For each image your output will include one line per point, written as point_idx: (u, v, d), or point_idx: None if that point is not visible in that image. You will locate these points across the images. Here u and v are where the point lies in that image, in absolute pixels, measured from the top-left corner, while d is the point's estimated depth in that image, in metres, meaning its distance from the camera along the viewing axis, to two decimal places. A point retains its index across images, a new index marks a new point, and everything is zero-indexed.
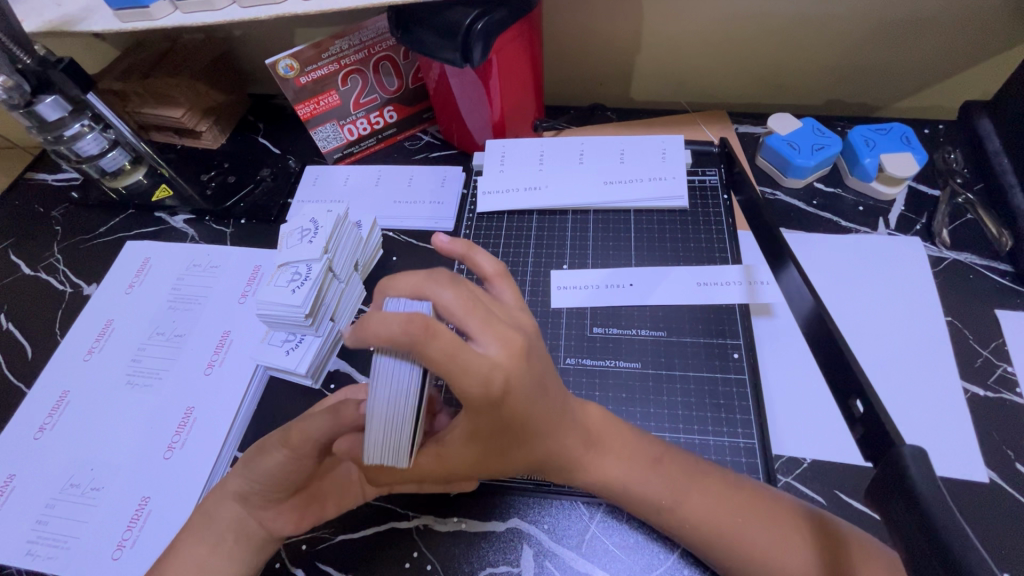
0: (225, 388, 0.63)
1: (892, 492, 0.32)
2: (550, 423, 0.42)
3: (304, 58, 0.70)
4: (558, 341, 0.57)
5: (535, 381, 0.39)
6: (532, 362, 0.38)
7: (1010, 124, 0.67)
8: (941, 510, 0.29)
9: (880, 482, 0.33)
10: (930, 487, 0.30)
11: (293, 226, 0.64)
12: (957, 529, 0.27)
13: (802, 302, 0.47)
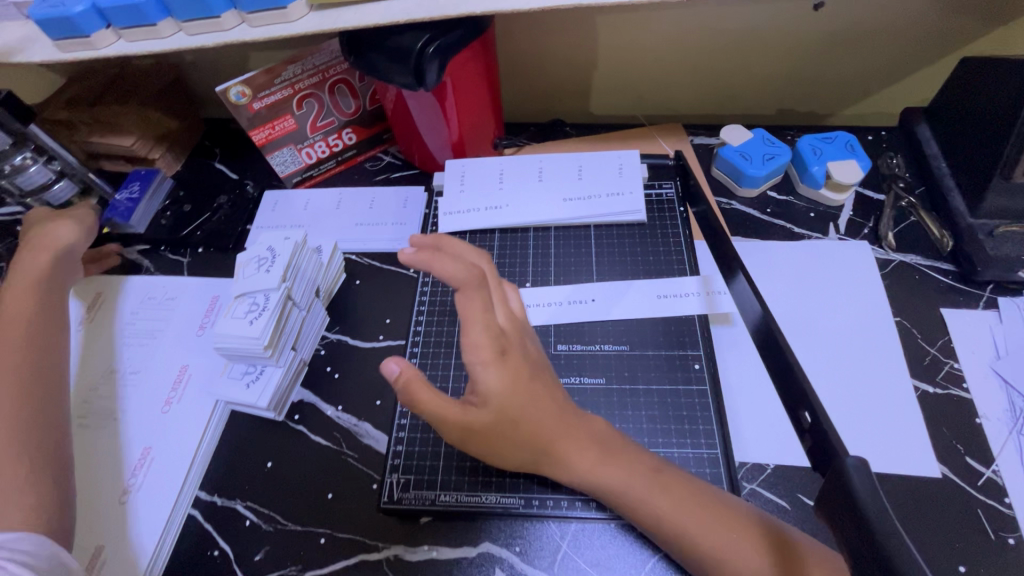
0: (184, 425, 0.61)
1: (842, 506, 0.32)
2: (536, 423, 0.45)
3: (256, 84, 0.68)
4: None
5: (529, 359, 0.46)
6: (524, 338, 0.48)
7: (947, 131, 0.70)
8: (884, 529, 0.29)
9: (829, 494, 0.34)
10: (874, 500, 0.31)
11: (250, 254, 0.64)
12: (900, 551, 0.28)
13: (752, 312, 0.48)
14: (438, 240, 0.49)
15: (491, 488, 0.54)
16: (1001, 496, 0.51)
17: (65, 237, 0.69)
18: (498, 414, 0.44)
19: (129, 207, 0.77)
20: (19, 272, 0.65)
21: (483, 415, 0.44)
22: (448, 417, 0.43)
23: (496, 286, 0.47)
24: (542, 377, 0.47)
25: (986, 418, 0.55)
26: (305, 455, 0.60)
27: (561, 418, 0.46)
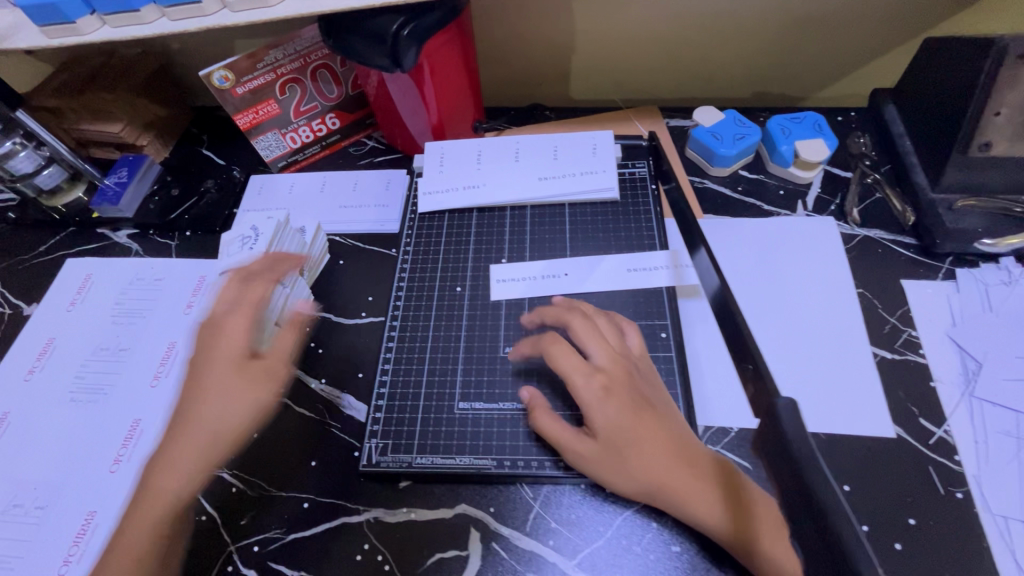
0: (172, 398, 0.63)
1: (767, 440, 0.33)
2: (641, 456, 0.49)
3: (239, 69, 0.70)
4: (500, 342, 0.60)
5: (640, 397, 0.51)
6: (634, 377, 0.53)
7: (911, 110, 0.72)
8: (806, 458, 0.30)
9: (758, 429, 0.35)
10: (797, 432, 0.32)
11: (234, 233, 0.66)
12: (820, 480, 0.29)
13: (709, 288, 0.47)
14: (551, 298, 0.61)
15: (465, 451, 0.56)
16: (952, 454, 0.53)
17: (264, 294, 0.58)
18: (604, 445, 0.50)
19: (118, 191, 0.79)
20: (203, 406, 0.53)
21: (594, 445, 0.50)
22: (564, 442, 0.51)
23: (593, 332, 0.55)
24: (653, 413, 0.51)
25: (941, 381, 0.57)
26: (289, 425, 0.62)
27: (676, 452, 0.49)
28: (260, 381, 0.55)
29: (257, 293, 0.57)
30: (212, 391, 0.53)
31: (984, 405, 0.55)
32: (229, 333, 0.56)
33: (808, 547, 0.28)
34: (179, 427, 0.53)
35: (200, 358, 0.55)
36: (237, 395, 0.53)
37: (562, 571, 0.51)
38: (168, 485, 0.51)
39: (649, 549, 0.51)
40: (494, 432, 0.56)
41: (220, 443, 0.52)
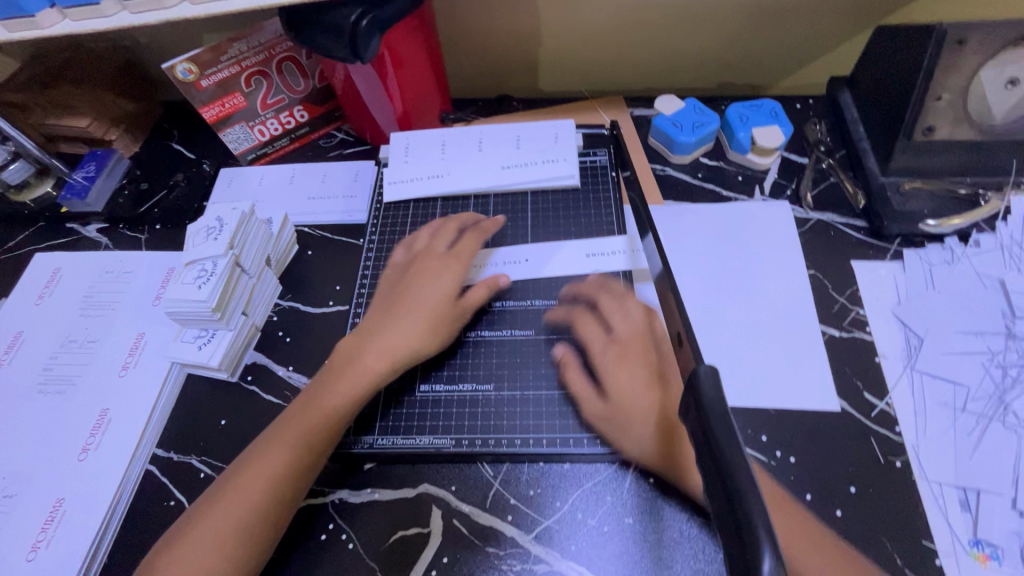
0: (140, 388, 0.64)
1: (691, 407, 0.36)
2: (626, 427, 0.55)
3: (202, 61, 0.71)
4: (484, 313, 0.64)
5: (654, 366, 0.56)
6: (645, 348, 0.57)
7: (863, 97, 0.74)
8: (720, 420, 0.33)
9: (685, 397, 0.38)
10: (716, 399, 0.34)
11: (199, 224, 0.67)
12: (733, 448, 0.32)
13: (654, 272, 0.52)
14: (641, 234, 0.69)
15: (426, 430, 0.58)
16: (892, 425, 0.56)
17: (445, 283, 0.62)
18: (613, 407, 0.56)
19: (84, 184, 0.80)
20: (383, 340, 0.58)
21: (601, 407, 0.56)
22: (585, 401, 0.57)
23: (620, 305, 0.61)
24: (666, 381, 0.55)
25: (885, 357, 0.60)
26: (257, 412, 0.63)
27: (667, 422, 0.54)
28: (445, 323, 0.61)
29: (467, 250, 0.65)
30: (406, 321, 0.60)
31: (924, 377, 0.57)
32: (429, 278, 0.63)
33: (717, 498, 0.32)
34: (362, 342, 0.60)
35: (397, 293, 0.63)
36: (419, 329, 0.59)
37: (520, 545, 0.53)
38: (322, 413, 0.55)
39: (603, 521, 0.53)
40: (453, 412, 0.59)
41: (395, 363, 0.58)
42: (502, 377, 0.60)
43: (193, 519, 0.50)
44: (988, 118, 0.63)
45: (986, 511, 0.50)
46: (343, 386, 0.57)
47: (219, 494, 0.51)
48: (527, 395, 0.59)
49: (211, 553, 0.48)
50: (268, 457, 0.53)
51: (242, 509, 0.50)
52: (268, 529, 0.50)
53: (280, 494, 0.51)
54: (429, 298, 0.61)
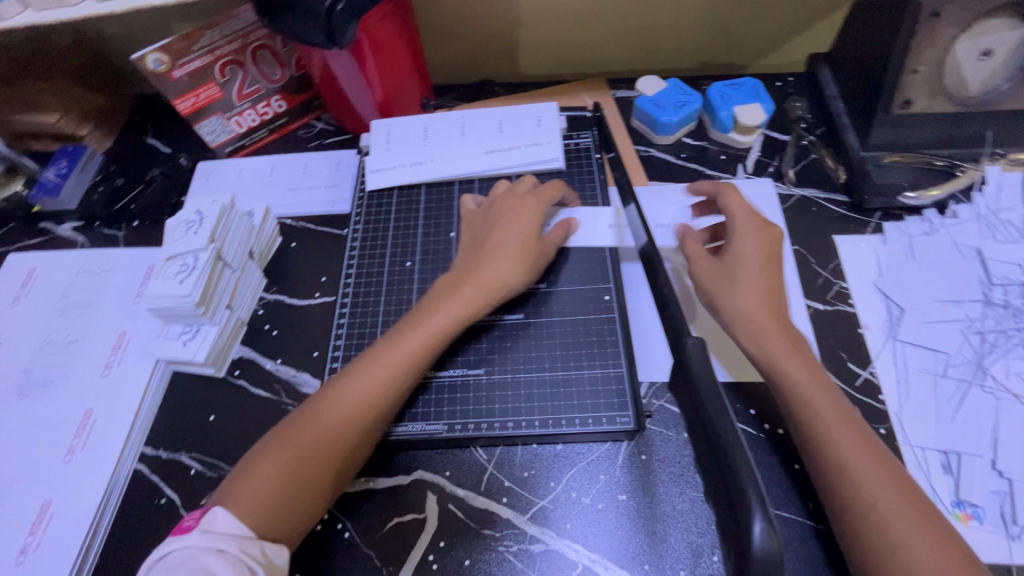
0: (125, 387, 0.63)
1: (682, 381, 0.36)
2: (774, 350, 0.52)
3: (173, 51, 0.69)
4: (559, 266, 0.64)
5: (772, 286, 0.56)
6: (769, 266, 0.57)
7: (842, 72, 0.75)
8: (709, 392, 0.33)
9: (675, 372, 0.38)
10: (703, 370, 0.34)
11: (179, 218, 0.65)
12: (723, 416, 0.32)
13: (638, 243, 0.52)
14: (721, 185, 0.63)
15: (416, 417, 0.57)
16: (876, 394, 0.57)
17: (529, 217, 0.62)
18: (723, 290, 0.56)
19: (54, 182, 0.79)
20: (476, 270, 0.59)
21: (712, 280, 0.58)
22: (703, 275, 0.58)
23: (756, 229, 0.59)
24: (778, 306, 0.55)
25: (868, 328, 0.61)
26: (246, 407, 0.63)
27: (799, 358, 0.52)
28: (534, 257, 0.61)
29: (548, 194, 0.65)
30: (500, 250, 0.59)
31: (906, 347, 0.58)
32: (515, 208, 0.62)
33: (711, 468, 0.32)
34: (460, 273, 0.59)
35: (484, 229, 0.62)
36: (513, 261, 0.59)
37: (515, 526, 0.53)
38: (421, 333, 0.56)
39: (598, 499, 0.54)
40: (443, 399, 0.58)
41: (488, 295, 0.58)
42: (492, 361, 0.59)
43: (297, 419, 0.52)
44: (966, 92, 0.64)
45: (967, 473, 0.52)
46: (445, 304, 0.57)
47: (323, 400, 0.53)
48: (518, 379, 0.58)
49: (315, 450, 0.50)
50: (369, 368, 0.54)
51: (344, 413, 0.52)
52: (365, 437, 0.52)
53: (379, 406, 0.53)
54: (518, 228, 0.61)
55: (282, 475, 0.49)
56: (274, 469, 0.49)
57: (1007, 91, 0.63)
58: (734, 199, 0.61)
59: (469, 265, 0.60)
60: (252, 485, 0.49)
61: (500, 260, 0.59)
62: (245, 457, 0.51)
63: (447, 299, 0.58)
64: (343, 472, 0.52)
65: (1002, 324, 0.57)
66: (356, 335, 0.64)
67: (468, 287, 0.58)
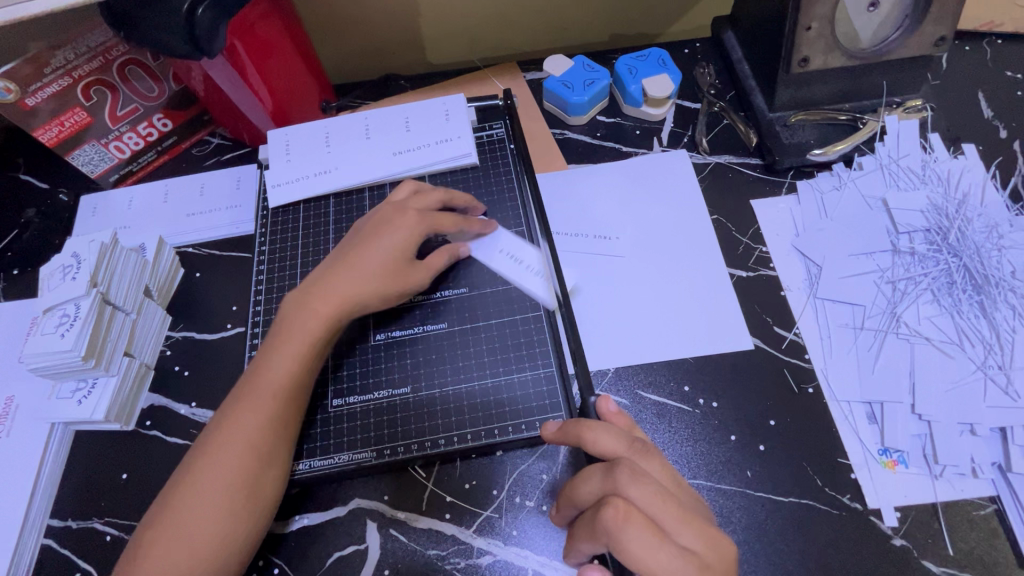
0: (19, 456, 0.57)
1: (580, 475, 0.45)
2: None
3: (21, 77, 0.61)
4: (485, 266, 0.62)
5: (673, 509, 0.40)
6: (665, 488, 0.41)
7: (746, 35, 0.74)
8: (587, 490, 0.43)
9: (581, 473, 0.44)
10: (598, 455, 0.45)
11: (55, 263, 0.59)
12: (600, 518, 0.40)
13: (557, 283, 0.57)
14: (579, 433, 0.45)
15: (343, 447, 0.54)
16: (801, 354, 0.58)
17: (407, 226, 0.58)
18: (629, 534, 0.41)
19: None
20: (343, 278, 0.55)
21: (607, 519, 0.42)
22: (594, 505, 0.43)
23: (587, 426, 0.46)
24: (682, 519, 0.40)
25: (791, 289, 0.61)
26: (161, 458, 0.58)
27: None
28: (405, 266, 0.57)
29: (444, 218, 0.59)
30: (368, 261, 0.56)
31: (825, 305, 0.59)
32: (394, 217, 0.58)
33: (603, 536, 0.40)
34: (317, 290, 0.56)
35: (351, 242, 0.58)
36: (383, 275, 0.56)
37: (462, 542, 0.51)
38: (290, 363, 0.52)
39: (541, 502, 0.52)
40: (371, 424, 0.55)
41: (360, 304, 0.55)
42: (419, 377, 0.57)
43: (179, 484, 0.48)
44: (858, 44, 0.64)
45: (891, 420, 0.53)
46: (309, 314, 0.54)
47: (200, 459, 0.49)
48: (445, 393, 0.56)
49: (205, 519, 0.47)
50: (244, 412, 0.50)
51: (228, 468, 0.48)
52: (255, 496, 0.48)
53: (262, 449, 0.49)
54: (393, 229, 0.57)
55: (179, 547, 0.46)
56: (168, 537, 0.46)
57: (895, 40, 0.63)
58: (597, 437, 0.45)
59: (336, 269, 0.56)
60: (141, 562, 0.46)
61: (377, 262, 0.56)
62: (134, 535, 0.48)
63: (311, 307, 0.54)
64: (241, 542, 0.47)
65: (910, 271, 0.59)
66: None
67: (335, 296, 0.54)
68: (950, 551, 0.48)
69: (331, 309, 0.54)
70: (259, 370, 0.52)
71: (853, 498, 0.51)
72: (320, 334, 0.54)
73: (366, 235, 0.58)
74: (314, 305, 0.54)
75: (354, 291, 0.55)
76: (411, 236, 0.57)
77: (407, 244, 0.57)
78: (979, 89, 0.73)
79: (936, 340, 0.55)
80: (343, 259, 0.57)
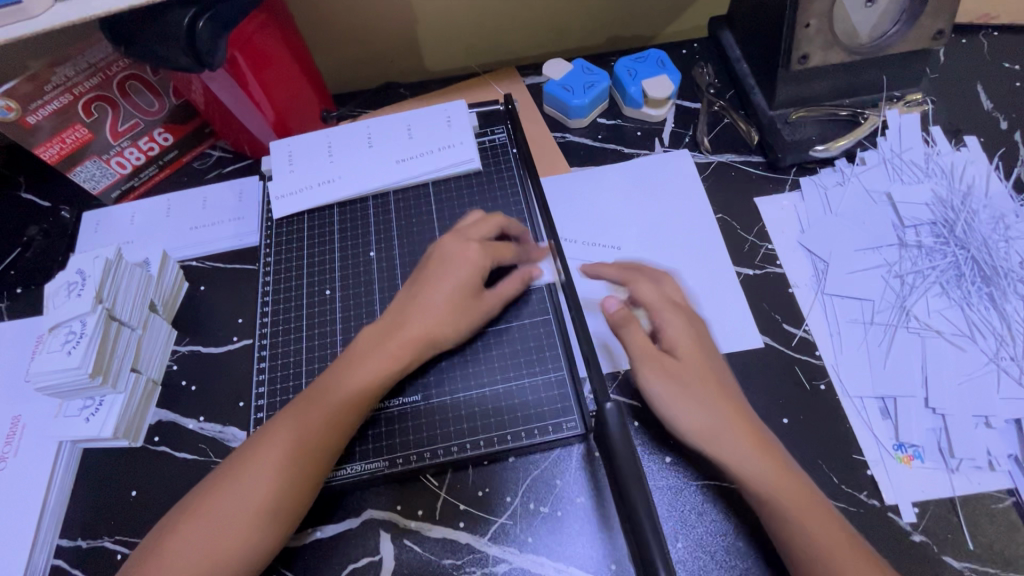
0: (27, 476, 0.56)
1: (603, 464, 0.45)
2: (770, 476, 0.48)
3: (22, 95, 0.61)
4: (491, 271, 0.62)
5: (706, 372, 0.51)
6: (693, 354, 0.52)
7: (743, 34, 0.74)
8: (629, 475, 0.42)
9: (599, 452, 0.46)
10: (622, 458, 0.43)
11: (60, 280, 0.59)
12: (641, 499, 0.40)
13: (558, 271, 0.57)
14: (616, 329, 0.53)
15: (355, 456, 0.54)
16: (812, 350, 0.57)
17: (461, 258, 0.56)
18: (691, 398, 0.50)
19: None
20: (409, 312, 0.55)
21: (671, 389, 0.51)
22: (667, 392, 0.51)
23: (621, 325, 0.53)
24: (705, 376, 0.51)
25: (798, 286, 0.61)
26: (170, 475, 0.57)
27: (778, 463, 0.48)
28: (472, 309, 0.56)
29: (504, 248, 0.58)
30: (435, 297, 0.55)
31: (834, 300, 0.59)
32: (462, 253, 0.57)
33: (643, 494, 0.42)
34: (389, 322, 0.55)
35: (421, 275, 0.57)
36: (449, 310, 0.55)
37: (476, 550, 0.51)
38: (348, 389, 0.52)
39: (555, 507, 0.52)
40: (383, 433, 0.54)
41: (432, 338, 0.54)
42: (429, 386, 0.56)
43: (211, 490, 0.48)
44: (857, 39, 0.64)
45: (904, 415, 0.53)
46: (385, 351, 0.53)
47: (235, 471, 0.49)
48: (457, 399, 0.55)
49: (231, 528, 0.46)
50: (287, 435, 0.50)
51: (261, 483, 0.48)
52: (283, 512, 0.48)
53: (296, 475, 0.49)
54: (456, 270, 0.56)
55: (190, 556, 0.46)
56: (194, 539, 0.46)
57: (894, 34, 0.64)
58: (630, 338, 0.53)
59: (405, 305, 0.56)
60: (165, 560, 0.46)
61: (441, 302, 0.55)
62: (159, 530, 0.48)
63: (382, 343, 0.54)
64: (262, 552, 0.47)
65: (918, 264, 0.59)
66: (280, 379, 0.59)
67: (408, 333, 0.54)
68: (970, 545, 0.48)
69: (403, 343, 0.54)
70: (316, 393, 0.52)
71: (870, 495, 0.50)
72: (390, 369, 0.53)
73: (427, 279, 0.56)
74: (387, 340, 0.54)
75: (428, 327, 0.54)
76: (474, 272, 0.56)
77: (472, 287, 0.56)
78: (977, 82, 0.73)
79: (946, 333, 0.55)
80: (407, 300, 0.56)
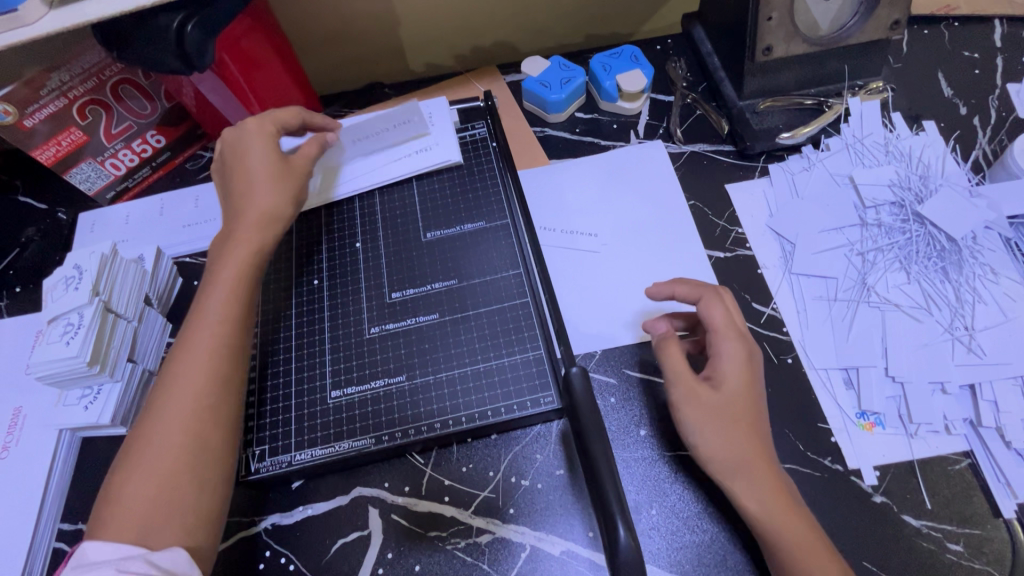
0: (29, 463, 0.59)
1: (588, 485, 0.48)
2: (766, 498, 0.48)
3: (19, 99, 0.63)
4: (473, 260, 0.64)
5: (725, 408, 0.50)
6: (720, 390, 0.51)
7: (713, 29, 0.77)
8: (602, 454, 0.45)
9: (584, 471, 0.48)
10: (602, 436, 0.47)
11: (57, 276, 0.61)
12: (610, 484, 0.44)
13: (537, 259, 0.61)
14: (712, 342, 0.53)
15: (344, 435, 0.56)
16: (780, 327, 0.60)
17: (252, 146, 0.62)
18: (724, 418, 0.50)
19: None
20: (246, 204, 0.59)
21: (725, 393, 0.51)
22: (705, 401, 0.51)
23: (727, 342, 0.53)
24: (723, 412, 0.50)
25: (767, 267, 0.64)
26: None
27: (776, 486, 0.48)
28: (290, 176, 0.62)
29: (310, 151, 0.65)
30: (252, 185, 0.60)
31: (800, 279, 0.62)
32: (251, 131, 0.62)
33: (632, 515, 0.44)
34: (228, 221, 0.59)
35: (230, 174, 0.62)
36: (275, 187, 0.60)
37: (461, 522, 0.53)
38: (220, 287, 0.55)
39: (535, 479, 0.55)
40: (369, 412, 0.57)
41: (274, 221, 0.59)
42: (413, 365, 0.59)
43: (138, 435, 0.49)
44: (818, 31, 0.67)
45: (866, 384, 0.55)
46: (227, 246, 0.58)
47: (154, 404, 0.49)
48: (440, 378, 0.58)
49: (175, 448, 0.47)
50: (187, 350, 0.51)
51: (183, 398, 0.49)
52: (217, 413, 0.50)
53: (213, 377, 0.50)
54: (262, 164, 0.61)
55: (144, 494, 0.46)
56: (140, 482, 0.46)
57: (853, 26, 0.67)
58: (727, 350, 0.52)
59: (230, 214, 0.60)
60: (119, 512, 0.45)
61: (276, 196, 0.60)
62: (101, 497, 0.47)
63: (225, 240, 0.58)
64: (217, 457, 0.49)
65: (878, 242, 0.62)
66: None
67: (253, 219, 0.58)
68: (928, 504, 0.50)
69: (251, 225, 0.58)
70: (197, 304, 0.54)
71: (834, 460, 0.53)
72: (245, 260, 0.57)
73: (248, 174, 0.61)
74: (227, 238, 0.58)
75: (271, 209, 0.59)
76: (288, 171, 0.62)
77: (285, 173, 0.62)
78: (937, 70, 0.76)
79: (905, 306, 0.58)
80: (232, 210, 0.60)
